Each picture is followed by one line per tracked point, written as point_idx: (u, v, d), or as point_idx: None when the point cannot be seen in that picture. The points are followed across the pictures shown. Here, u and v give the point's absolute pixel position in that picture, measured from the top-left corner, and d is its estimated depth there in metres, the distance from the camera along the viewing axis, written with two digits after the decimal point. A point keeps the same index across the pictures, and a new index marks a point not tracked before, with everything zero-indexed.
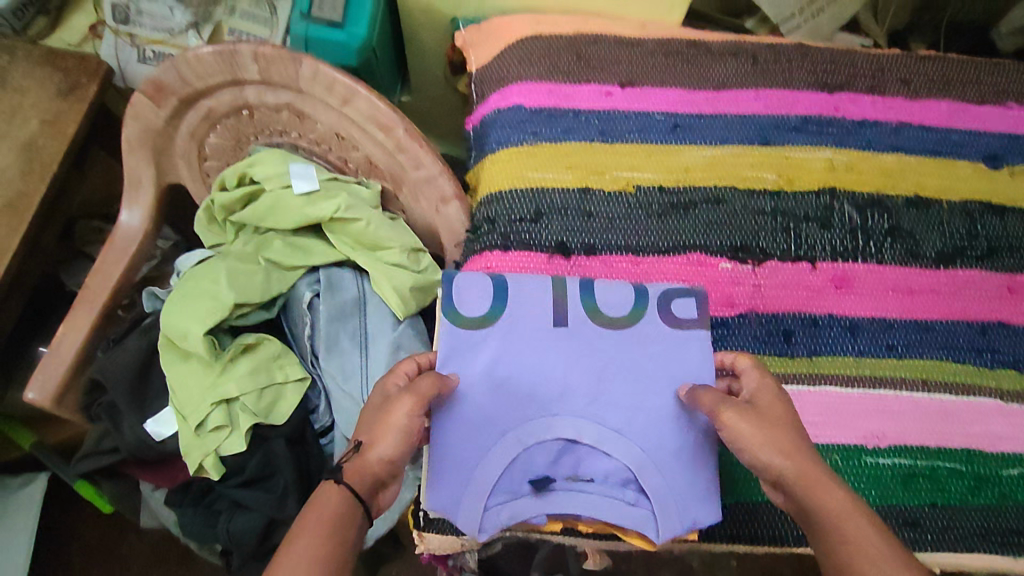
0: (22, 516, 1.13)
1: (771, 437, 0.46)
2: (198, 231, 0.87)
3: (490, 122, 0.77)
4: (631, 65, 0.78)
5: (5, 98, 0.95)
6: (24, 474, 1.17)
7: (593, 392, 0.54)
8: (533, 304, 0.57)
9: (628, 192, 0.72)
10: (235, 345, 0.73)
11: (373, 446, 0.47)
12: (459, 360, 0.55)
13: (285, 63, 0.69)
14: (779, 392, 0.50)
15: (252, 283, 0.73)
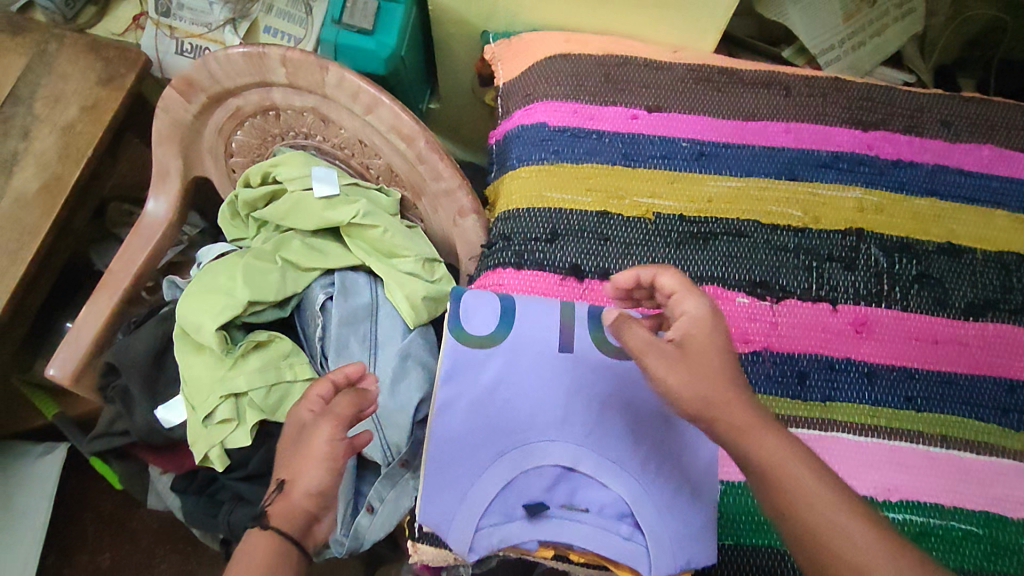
0: (41, 483, 1.18)
1: (698, 378, 0.47)
2: (222, 225, 0.90)
3: (513, 139, 0.76)
4: (660, 89, 0.76)
5: (49, 83, 0.98)
6: (45, 443, 1.22)
7: (594, 421, 0.53)
8: (539, 328, 0.56)
9: (647, 218, 0.71)
10: (247, 341, 0.73)
11: (296, 482, 0.52)
12: (461, 378, 0.55)
13: (313, 69, 0.69)
14: (703, 319, 0.52)
15: (267, 281, 0.73)
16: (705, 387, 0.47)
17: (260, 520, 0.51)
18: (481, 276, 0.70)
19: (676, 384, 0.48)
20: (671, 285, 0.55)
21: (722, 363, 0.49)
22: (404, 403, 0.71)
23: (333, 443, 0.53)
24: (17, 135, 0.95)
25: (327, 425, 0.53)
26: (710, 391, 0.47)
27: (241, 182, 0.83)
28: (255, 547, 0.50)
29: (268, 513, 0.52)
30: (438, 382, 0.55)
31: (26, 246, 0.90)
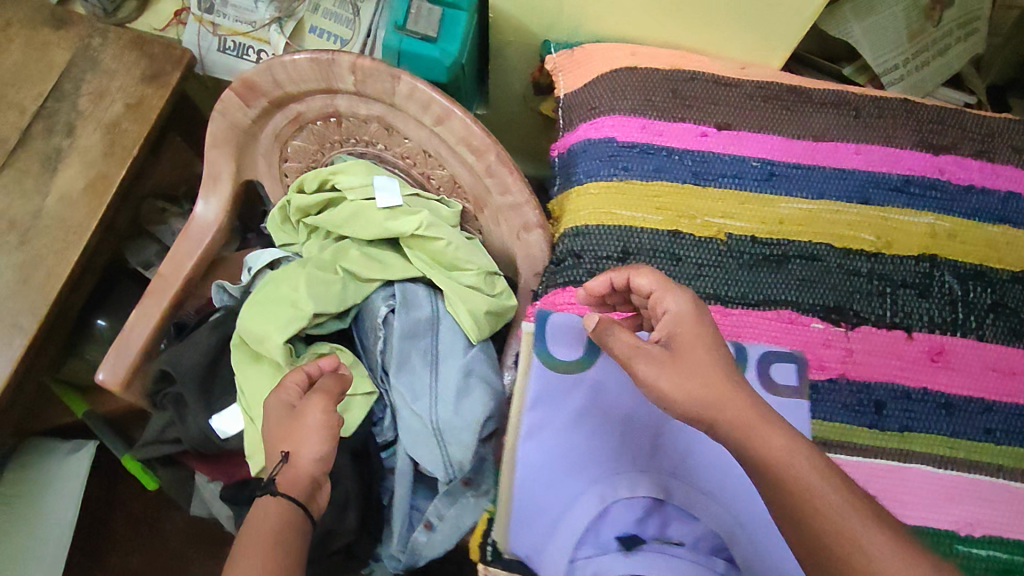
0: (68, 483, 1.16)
1: (690, 381, 0.49)
2: (271, 228, 0.89)
3: (580, 152, 0.75)
4: (731, 105, 0.75)
5: (94, 80, 0.96)
6: (73, 441, 1.20)
7: (684, 452, 0.53)
8: None
9: (719, 239, 0.70)
10: (310, 354, 0.72)
11: (299, 451, 0.56)
12: (550, 404, 0.56)
13: (383, 78, 0.67)
14: (689, 316, 0.53)
15: (331, 293, 0.72)
16: (697, 388, 0.49)
17: (269, 485, 0.54)
18: (550, 294, 0.70)
19: (665, 387, 0.50)
20: (648, 285, 0.56)
21: (714, 360, 0.50)
22: (468, 420, 0.71)
23: (325, 413, 0.58)
24: (61, 132, 0.94)
25: (317, 403, 0.59)
26: (704, 392, 0.48)
27: (297, 188, 0.82)
28: (264, 510, 0.52)
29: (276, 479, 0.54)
30: (527, 405, 0.56)
31: (72, 246, 0.89)
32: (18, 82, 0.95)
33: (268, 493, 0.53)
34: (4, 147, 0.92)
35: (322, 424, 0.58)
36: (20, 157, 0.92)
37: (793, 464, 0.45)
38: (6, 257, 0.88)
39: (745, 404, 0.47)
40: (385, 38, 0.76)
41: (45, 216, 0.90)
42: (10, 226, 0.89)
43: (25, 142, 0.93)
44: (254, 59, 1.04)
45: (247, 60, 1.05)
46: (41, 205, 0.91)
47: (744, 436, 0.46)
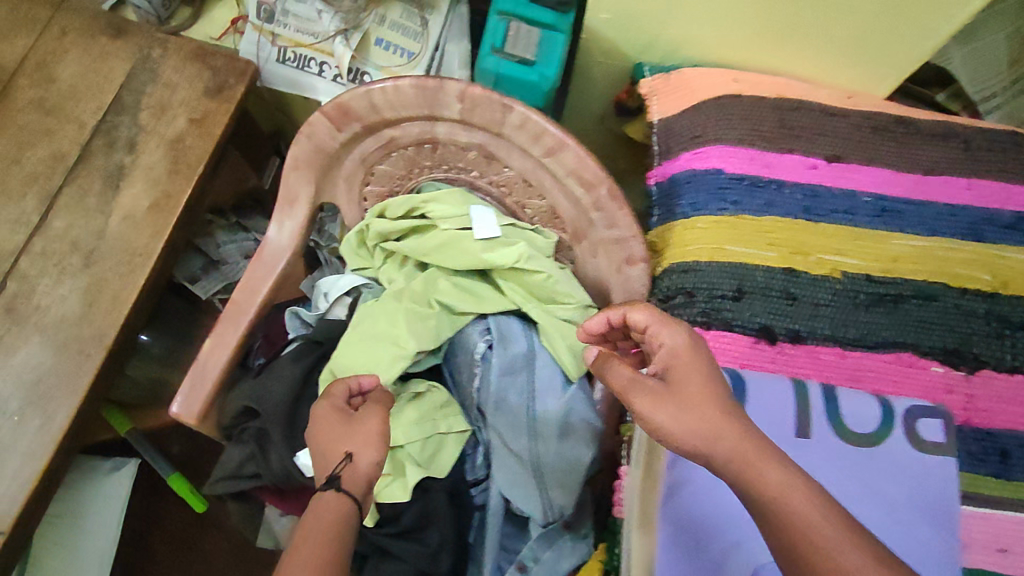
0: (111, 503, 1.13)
1: (690, 418, 0.47)
2: (344, 250, 0.84)
3: (683, 183, 0.72)
4: (840, 137, 0.72)
5: (154, 93, 0.92)
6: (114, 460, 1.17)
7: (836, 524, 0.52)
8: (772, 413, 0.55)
9: (834, 277, 0.68)
10: (407, 392, 0.72)
11: (360, 455, 0.55)
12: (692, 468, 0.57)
13: (493, 107, 0.63)
14: (684, 350, 0.51)
15: (428, 328, 0.70)
16: (694, 422, 0.47)
17: (334, 482, 0.53)
18: None
19: (664, 422, 0.48)
20: (643, 319, 0.54)
21: (711, 397, 0.48)
22: (569, 461, 0.71)
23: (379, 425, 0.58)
24: (122, 148, 0.90)
25: (375, 417, 0.59)
26: (702, 426, 0.47)
27: (378, 211, 0.78)
28: (321, 507, 0.51)
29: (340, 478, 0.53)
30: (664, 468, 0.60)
31: (138, 269, 0.86)
32: (76, 95, 0.91)
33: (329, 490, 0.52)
34: (64, 163, 0.89)
35: (377, 435, 0.57)
36: (81, 174, 0.89)
37: (790, 497, 0.43)
38: (71, 281, 0.85)
39: (741, 436, 0.46)
40: (482, 61, 0.72)
41: (109, 238, 0.87)
42: (72, 247, 0.86)
43: (85, 158, 0.89)
44: (317, 71, 1.01)
45: (307, 72, 1.01)
46: (104, 225, 0.87)
47: (741, 464, 0.45)
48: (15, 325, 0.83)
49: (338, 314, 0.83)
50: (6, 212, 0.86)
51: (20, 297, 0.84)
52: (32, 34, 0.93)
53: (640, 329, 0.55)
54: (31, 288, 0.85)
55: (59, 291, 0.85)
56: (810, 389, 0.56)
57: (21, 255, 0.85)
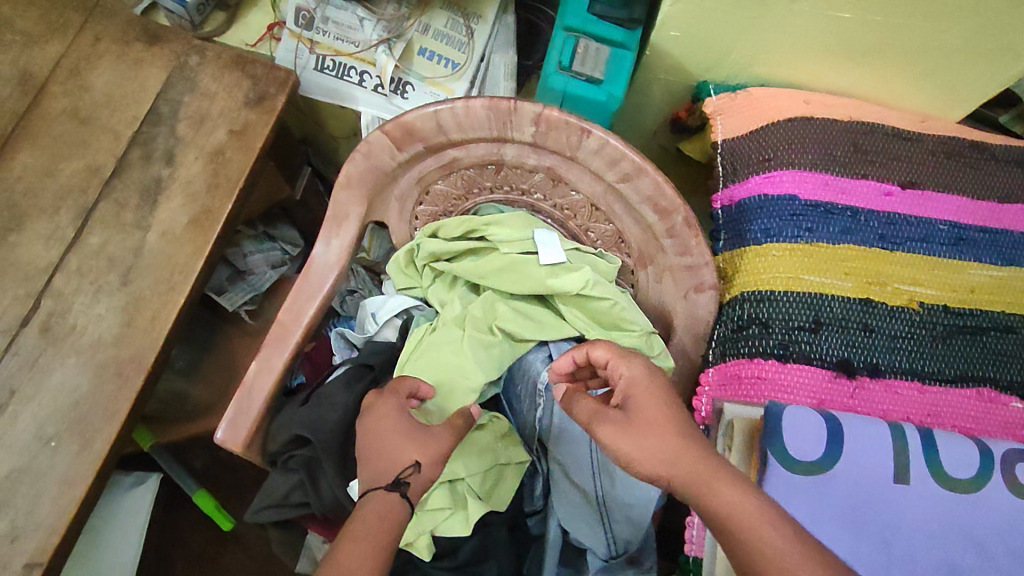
0: (132, 519, 1.09)
1: (649, 444, 0.50)
2: (390, 269, 0.80)
3: (754, 208, 0.70)
4: (914, 163, 0.70)
5: (193, 103, 0.89)
6: (135, 473, 1.12)
7: None
8: (868, 465, 0.52)
9: (911, 308, 0.66)
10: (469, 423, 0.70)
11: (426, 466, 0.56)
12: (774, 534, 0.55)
13: (570, 131, 0.62)
14: (642, 379, 0.55)
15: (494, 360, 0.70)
16: (655, 447, 0.49)
17: (401, 486, 0.53)
18: (733, 363, 0.66)
19: (627, 449, 0.51)
20: (603, 358, 0.58)
21: (668, 420, 0.51)
22: (636, 498, 0.69)
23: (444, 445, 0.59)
24: (160, 160, 0.87)
25: (445, 432, 0.59)
26: (658, 449, 0.49)
27: (430, 231, 0.75)
28: (374, 507, 0.52)
29: (407, 484, 0.54)
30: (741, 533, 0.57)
31: (179, 288, 0.83)
32: (112, 105, 0.88)
33: (394, 493, 0.53)
34: (100, 176, 0.86)
35: (443, 451, 0.58)
36: (117, 188, 0.86)
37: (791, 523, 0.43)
38: (108, 299, 0.82)
39: (700, 458, 0.47)
40: (549, 79, 0.72)
41: (148, 254, 0.84)
42: (109, 264, 0.83)
43: (121, 171, 0.86)
44: (357, 81, 0.96)
45: (346, 81, 0.97)
46: (142, 241, 0.84)
47: (699, 487, 0.46)
48: (50, 345, 0.80)
49: (387, 336, 0.81)
50: (41, 226, 0.83)
51: (55, 315, 0.81)
52: (66, 40, 0.89)
53: (601, 366, 0.59)
54: (67, 306, 0.81)
55: (96, 310, 0.82)
56: (907, 436, 0.54)
57: (56, 272, 0.82)
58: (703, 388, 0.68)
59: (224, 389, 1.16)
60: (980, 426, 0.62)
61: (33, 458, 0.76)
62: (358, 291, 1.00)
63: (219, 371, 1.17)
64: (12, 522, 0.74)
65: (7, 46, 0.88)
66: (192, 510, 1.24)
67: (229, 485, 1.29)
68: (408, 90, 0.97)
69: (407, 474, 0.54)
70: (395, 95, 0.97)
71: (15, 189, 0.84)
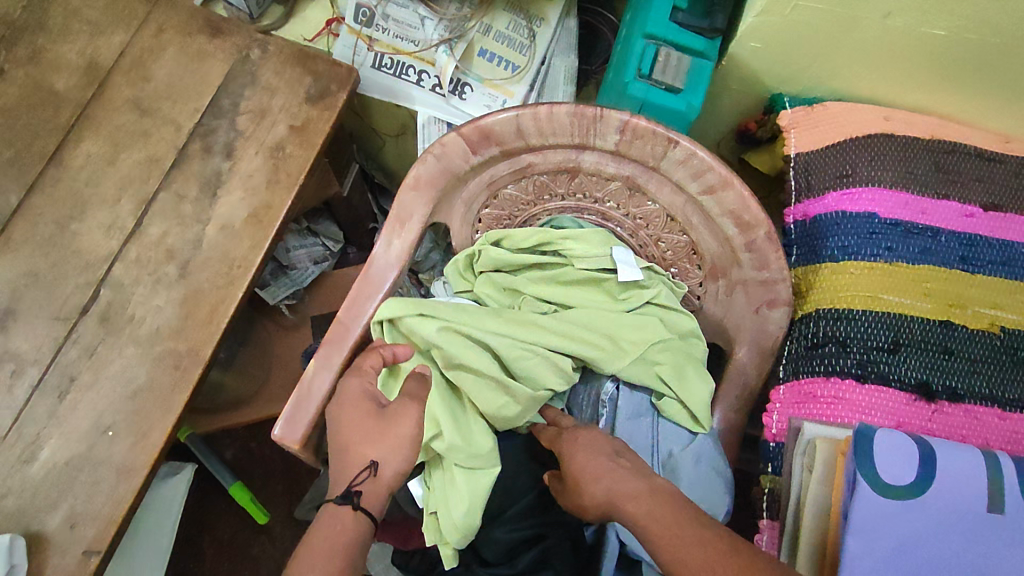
0: (166, 510, 1.07)
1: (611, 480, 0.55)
2: (447, 271, 0.75)
3: (831, 224, 0.69)
4: (995, 185, 0.69)
5: (255, 96, 0.88)
6: (170, 463, 1.11)
7: None
8: (959, 494, 0.51)
9: (993, 332, 0.64)
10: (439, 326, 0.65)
11: (385, 463, 0.56)
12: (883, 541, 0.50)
13: (657, 141, 0.63)
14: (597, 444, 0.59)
15: (537, 353, 0.65)
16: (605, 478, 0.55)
17: (351, 498, 0.55)
18: (808, 381, 0.65)
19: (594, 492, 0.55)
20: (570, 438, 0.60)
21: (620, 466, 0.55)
22: None
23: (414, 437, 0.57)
24: (220, 153, 0.86)
25: None
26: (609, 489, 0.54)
27: (494, 239, 0.72)
28: None
29: (358, 494, 0.55)
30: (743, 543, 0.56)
31: (235, 282, 0.82)
32: (174, 96, 0.88)
33: (345, 504, 0.55)
34: (160, 167, 0.85)
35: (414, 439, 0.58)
36: (178, 179, 0.85)
37: None
38: (166, 291, 0.81)
39: None
40: (628, 86, 0.73)
41: (206, 247, 0.83)
42: (168, 255, 0.83)
43: (181, 163, 0.86)
44: (415, 79, 0.95)
45: (404, 80, 0.96)
46: (201, 234, 0.84)
47: None
48: (109, 335, 0.79)
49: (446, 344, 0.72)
50: (102, 215, 0.83)
51: (115, 305, 0.81)
52: (129, 31, 0.89)
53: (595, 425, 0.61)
54: (126, 297, 0.81)
55: (154, 302, 0.81)
56: (1001, 466, 0.52)
57: (116, 262, 0.82)
58: (773, 404, 0.68)
59: (261, 382, 1.15)
60: None
61: (91, 448, 0.75)
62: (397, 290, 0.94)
63: (257, 365, 1.16)
64: (70, 511, 0.74)
65: (74, 36, 0.89)
66: (224, 504, 1.23)
67: (259, 478, 1.25)
68: (466, 91, 0.96)
69: (359, 480, 0.56)
70: (453, 95, 0.96)
71: (79, 178, 0.84)
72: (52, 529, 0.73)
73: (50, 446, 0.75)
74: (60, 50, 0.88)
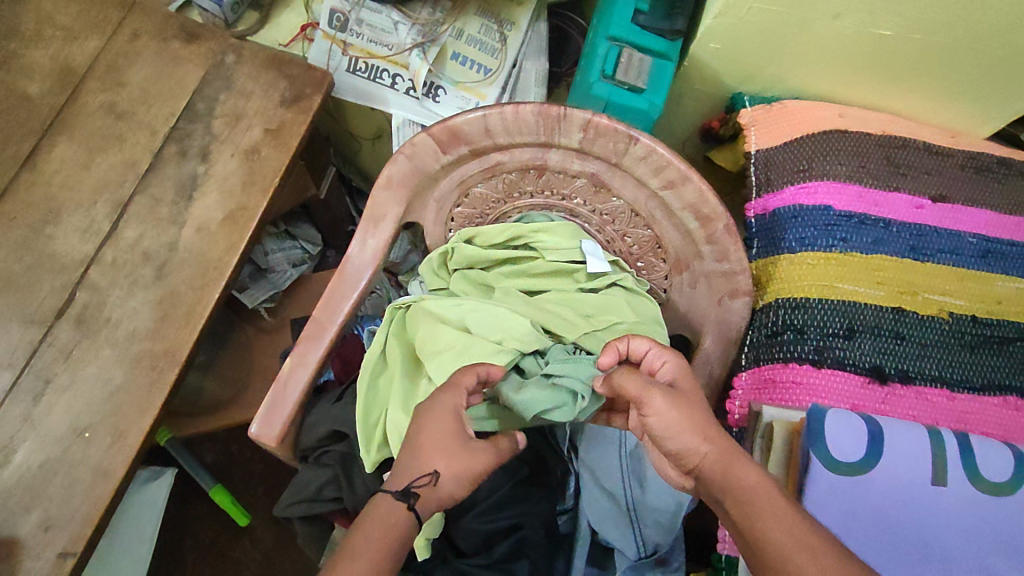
0: (145, 514, 1.07)
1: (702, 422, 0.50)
2: (422, 270, 0.76)
3: (789, 217, 0.72)
4: (943, 177, 0.72)
5: (229, 100, 0.90)
6: (150, 468, 1.11)
7: None
8: (906, 468, 0.54)
9: (942, 318, 0.67)
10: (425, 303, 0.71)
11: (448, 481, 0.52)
12: (840, 509, 0.53)
13: (618, 139, 0.65)
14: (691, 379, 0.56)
15: (503, 312, 0.67)
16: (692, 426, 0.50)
17: (409, 498, 0.50)
18: (768, 367, 0.68)
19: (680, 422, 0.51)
20: (644, 348, 0.58)
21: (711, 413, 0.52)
22: (666, 501, 0.72)
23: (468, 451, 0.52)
24: (195, 157, 0.87)
25: None
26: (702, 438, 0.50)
27: (466, 237, 0.74)
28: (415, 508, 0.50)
29: (418, 496, 0.50)
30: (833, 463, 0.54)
31: (211, 282, 0.83)
32: (148, 101, 0.89)
33: (401, 503, 0.49)
34: (135, 171, 0.86)
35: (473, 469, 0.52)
36: (153, 183, 0.86)
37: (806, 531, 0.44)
38: (143, 294, 0.82)
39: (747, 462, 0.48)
40: (592, 87, 0.75)
41: (182, 249, 0.84)
42: (145, 258, 0.83)
43: (157, 167, 0.86)
44: (389, 83, 0.97)
45: (378, 83, 0.97)
46: (177, 237, 0.84)
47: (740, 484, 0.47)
48: (85, 337, 0.80)
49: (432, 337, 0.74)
50: (77, 219, 0.84)
51: (90, 308, 0.81)
52: (103, 36, 0.90)
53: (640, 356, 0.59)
54: (102, 299, 0.81)
55: (130, 304, 0.82)
56: (946, 442, 0.55)
57: (91, 265, 0.83)
58: (736, 391, 0.71)
59: (242, 386, 1.15)
60: (1009, 432, 0.64)
61: (66, 450, 0.76)
62: (375, 291, 0.94)
63: (237, 368, 1.16)
64: (45, 513, 0.74)
65: (47, 41, 0.89)
66: (204, 508, 1.23)
67: (241, 481, 1.26)
68: (440, 94, 0.98)
69: (421, 484, 0.50)
70: (427, 98, 0.98)
71: (53, 182, 0.85)
72: (27, 532, 0.73)
73: (25, 448, 0.76)
74: (33, 57, 0.89)
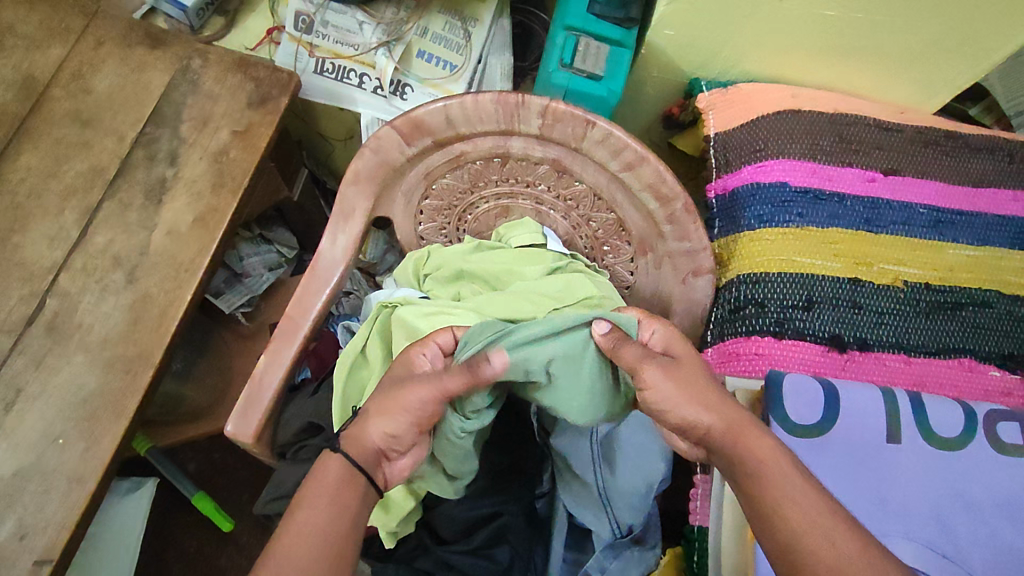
0: (127, 524, 1.06)
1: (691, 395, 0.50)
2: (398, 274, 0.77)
3: (747, 195, 0.74)
4: (893, 151, 0.75)
5: (197, 104, 0.90)
6: (131, 478, 1.10)
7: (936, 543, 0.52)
8: (862, 426, 0.56)
9: (897, 286, 0.70)
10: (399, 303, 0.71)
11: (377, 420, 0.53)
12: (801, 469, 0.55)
13: (576, 123, 0.67)
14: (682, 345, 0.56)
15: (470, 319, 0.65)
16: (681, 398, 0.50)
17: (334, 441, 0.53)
18: (732, 341, 0.70)
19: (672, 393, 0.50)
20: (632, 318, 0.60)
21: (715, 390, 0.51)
22: (635, 485, 0.73)
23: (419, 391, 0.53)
24: (164, 160, 0.88)
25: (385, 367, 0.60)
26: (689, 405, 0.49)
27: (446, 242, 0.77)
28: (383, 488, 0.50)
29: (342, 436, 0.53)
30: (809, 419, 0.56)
31: (184, 284, 0.83)
32: (114, 107, 0.89)
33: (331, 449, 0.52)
34: (103, 177, 0.86)
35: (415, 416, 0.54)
36: (121, 188, 0.86)
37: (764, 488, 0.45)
38: (114, 298, 0.82)
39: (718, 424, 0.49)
40: (552, 77, 0.77)
41: (153, 252, 0.84)
42: (115, 263, 0.83)
43: (125, 172, 0.87)
44: (356, 82, 0.98)
45: (346, 83, 0.98)
46: (147, 240, 0.85)
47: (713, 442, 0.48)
48: (56, 344, 0.79)
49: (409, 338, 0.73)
50: (45, 226, 0.84)
51: (61, 315, 0.81)
52: (67, 44, 0.90)
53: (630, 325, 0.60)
54: (73, 305, 0.81)
55: (102, 308, 0.81)
56: (898, 401, 0.58)
57: (61, 272, 0.82)
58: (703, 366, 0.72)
59: (221, 391, 1.15)
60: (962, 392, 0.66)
61: (40, 457, 0.75)
62: (352, 292, 0.99)
63: (215, 374, 1.16)
64: (20, 521, 0.73)
65: (9, 51, 0.89)
66: (188, 516, 1.22)
67: (224, 487, 1.25)
68: (406, 91, 0.99)
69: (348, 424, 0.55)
70: (395, 96, 0.99)
71: (19, 190, 0.85)
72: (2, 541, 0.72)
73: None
74: None
